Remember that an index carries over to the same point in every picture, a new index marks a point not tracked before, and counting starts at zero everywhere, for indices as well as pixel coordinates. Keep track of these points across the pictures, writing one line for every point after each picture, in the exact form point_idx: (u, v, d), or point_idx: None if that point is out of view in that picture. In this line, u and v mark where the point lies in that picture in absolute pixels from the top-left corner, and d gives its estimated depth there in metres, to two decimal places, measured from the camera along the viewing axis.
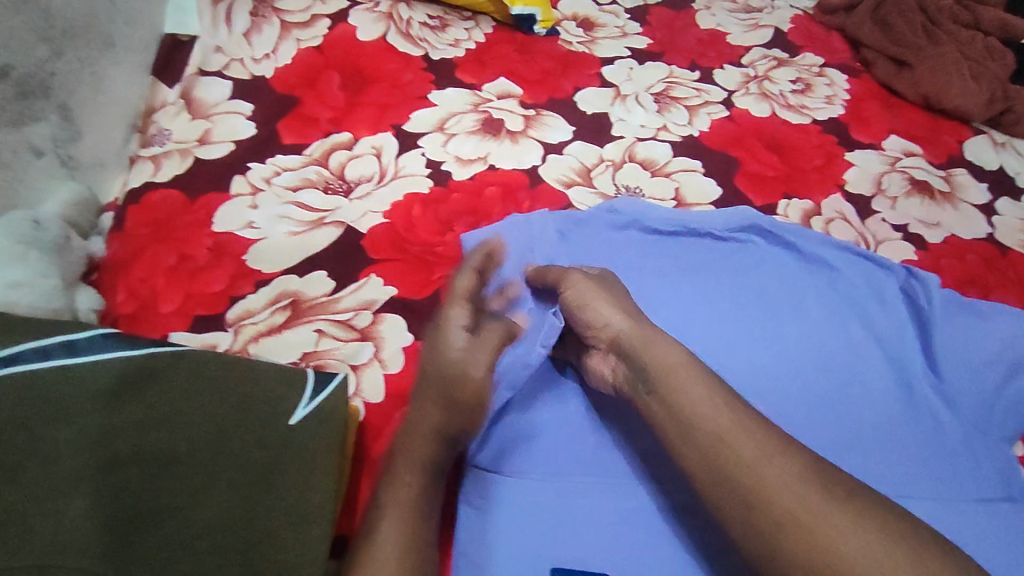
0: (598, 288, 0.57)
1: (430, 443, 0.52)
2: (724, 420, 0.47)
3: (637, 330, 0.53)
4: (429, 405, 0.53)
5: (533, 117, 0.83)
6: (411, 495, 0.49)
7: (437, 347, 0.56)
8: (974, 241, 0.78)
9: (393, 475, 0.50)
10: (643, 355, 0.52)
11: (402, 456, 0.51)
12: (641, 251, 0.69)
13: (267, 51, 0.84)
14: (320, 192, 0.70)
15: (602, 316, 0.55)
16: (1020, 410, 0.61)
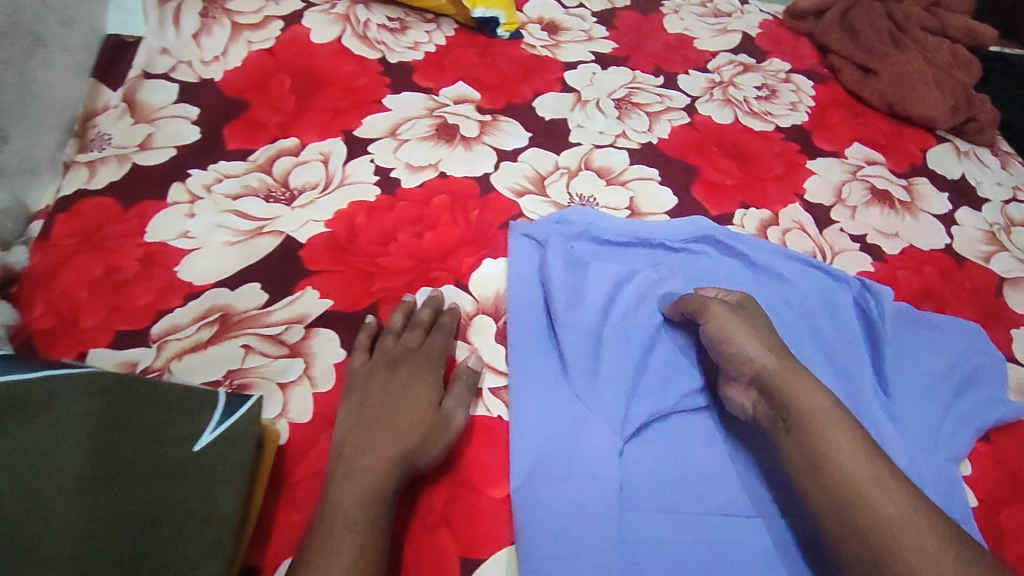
0: (737, 319, 0.58)
1: (384, 472, 0.48)
2: (854, 462, 0.47)
3: (789, 366, 0.54)
4: (389, 436, 0.51)
5: (489, 123, 0.82)
6: (359, 530, 0.45)
7: (405, 380, 0.56)
8: (932, 253, 0.77)
9: (342, 507, 0.46)
10: (788, 387, 0.52)
11: (348, 487, 0.47)
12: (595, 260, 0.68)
13: (216, 53, 0.81)
14: (260, 200, 0.68)
15: (744, 347, 0.56)
16: (967, 429, 0.60)
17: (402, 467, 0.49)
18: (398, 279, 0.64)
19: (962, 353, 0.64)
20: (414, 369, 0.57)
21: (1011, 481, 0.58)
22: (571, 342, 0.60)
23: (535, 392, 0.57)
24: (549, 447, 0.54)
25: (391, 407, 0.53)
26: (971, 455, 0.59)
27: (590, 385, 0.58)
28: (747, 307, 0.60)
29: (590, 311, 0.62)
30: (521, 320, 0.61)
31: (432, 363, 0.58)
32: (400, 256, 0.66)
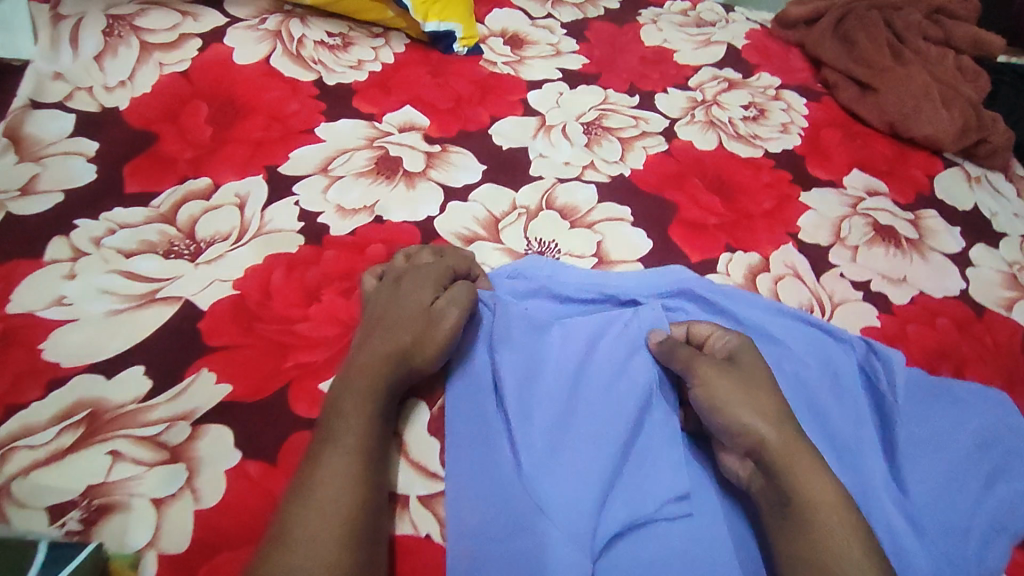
0: (734, 378, 0.51)
1: (380, 382, 0.47)
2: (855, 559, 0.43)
3: (789, 440, 0.48)
4: (386, 342, 0.50)
5: (437, 155, 0.71)
6: (357, 442, 0.44)
7: (406, 284, 0.54)
8: (946, 301, 0.67)
9: (341, 422, 0.45)
10: (787, 465, 0.46)
11: (344, 405, 0.46)
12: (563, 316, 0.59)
13: (121, 78, 0.71)
14: (158, 257, 0.57)
15: (740, 417, 0.49)
16: (999, 534, 0.50)
17: (398, 373, 0.49)
18: (315, 353, 0.51)
19: (987, 431, 0.54)
20: (418, 273, 0.55)
21: None
22: (538, 422, 0.50)
23: (494, 487, 0.48)
24: (504, 557, 0.45)
25: (390, 317, 0.52)
26: (1008, 567, 0.49)
27: (565, 472, 0.48)
28: (743, 357, 0.53)
29: (564, 382, 0.53)
30: (479, 397, 0.52)
31: (435, 270, 0.56)
32: (322, 322, 0.53)
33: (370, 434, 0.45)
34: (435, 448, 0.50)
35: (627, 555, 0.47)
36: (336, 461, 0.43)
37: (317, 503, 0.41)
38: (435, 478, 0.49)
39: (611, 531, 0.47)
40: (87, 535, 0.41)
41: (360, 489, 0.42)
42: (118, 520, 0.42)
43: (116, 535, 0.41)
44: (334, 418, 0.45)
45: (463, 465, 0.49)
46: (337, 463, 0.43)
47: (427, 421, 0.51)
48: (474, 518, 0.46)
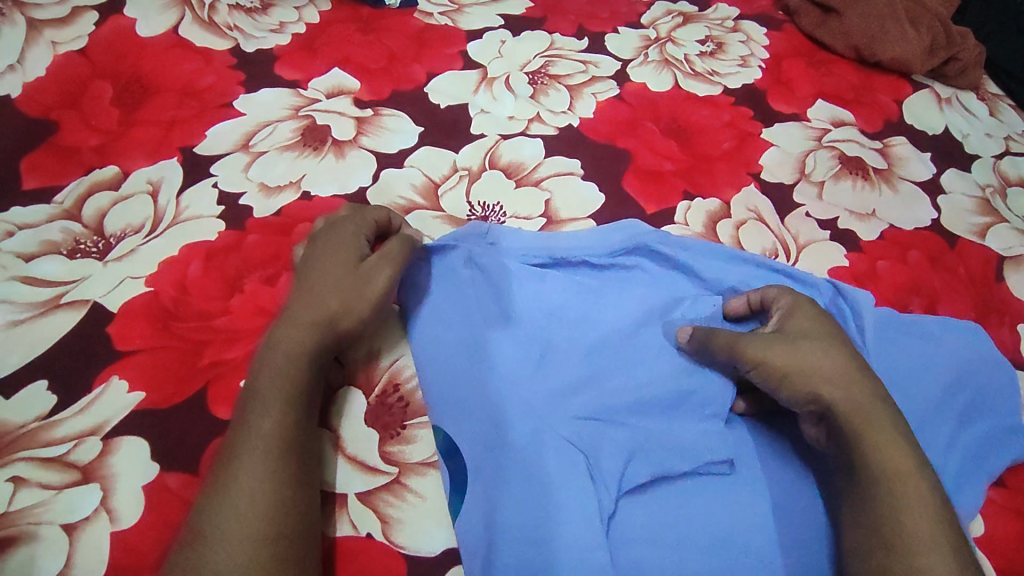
0: (788, 344, 0.47)
1: (302, 363, 0.43)
2: (919, 510, 0.40)
3: (860, 398, 0.44)
4: (304, 316, 0.45)
5: (369, 119, 0.65)
6: (275, 430, 0.40)
7: (323, 251, 0.50)
8: (916, 233, 0.63)
9: (256, 411, 0.41)
10: (858, 428, 0.43)
11: (258, 393, 0.42)
12: (563, 282, 0.55)
13: (11, 62, 0.64)
14: (63, 258, 0.52)
15: (813, 380, 0.45)
16: (974, 474, 0.48)
17: (320, 349, 0.45)
18: (237, 348, 0.48)
19: (958, 367, 0.51)
20: (333, 234, 0.51)
21: None
22: (551, 394, 0.49)
23: (521, 462, 0.46)
24: (528, 522, 0.44)
25: (310, 290, 0.47)
26: (982, 507, 0.47)
27: (583, 437, 0.47)
28: (799, 314, 0.49)
29: (575, 355, 0.51)
30: (486, 374, 0.50)
31: (354, 228, 0.51)
32: (244, 313, 0.50)
33: (287, 421, 0.41)
34: (374, 440, 0.47)
35: (650, 508, 0.47)
36: (253, 457, 0.39)
37: (233, 501, 0.37)
38: (376, 472, 0.46)
39: (633, 485, 0.46)
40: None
41: (273, 479, 0.38)
42: (24, 553, 0.39)
43: (24, 568, 0.39)
44: (246, 411, 0.41)
45: (476, 439, 0.47)
46: (252, 459, 0.38)
47: (364, 411, 0.48)
48: (489, 493, 0.46)
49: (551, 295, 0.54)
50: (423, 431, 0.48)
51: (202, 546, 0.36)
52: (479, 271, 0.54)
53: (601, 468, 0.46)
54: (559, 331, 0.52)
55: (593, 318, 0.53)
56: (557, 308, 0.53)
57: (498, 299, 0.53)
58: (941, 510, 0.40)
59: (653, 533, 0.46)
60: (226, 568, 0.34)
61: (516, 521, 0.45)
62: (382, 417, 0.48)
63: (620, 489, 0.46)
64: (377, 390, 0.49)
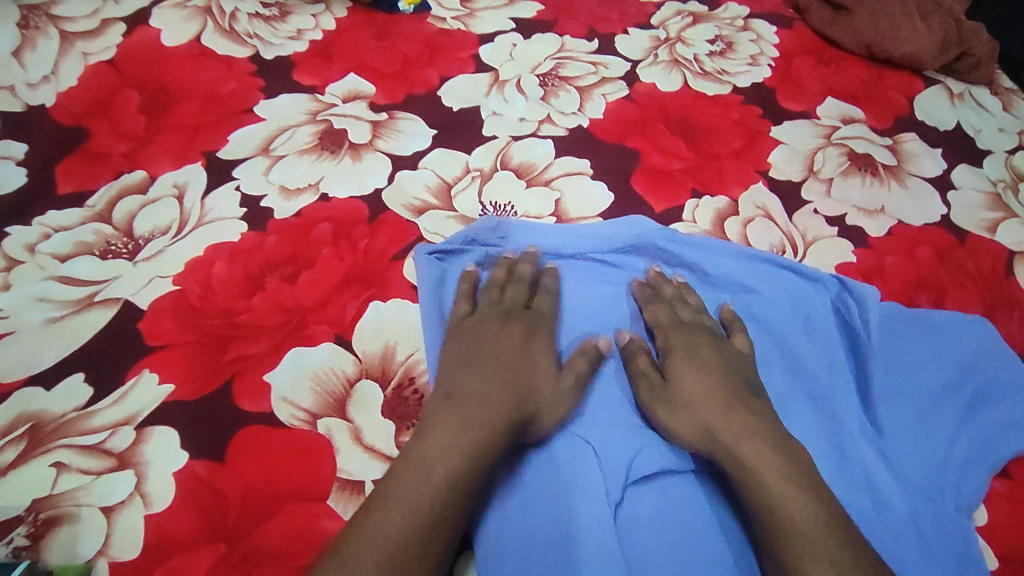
0: (666, 396, 0.50)
1: (470, 448, 0.44)
2: (803, 514, 0.41)
3: (719, 422, 0.47)
4: (487, 400, 0.47)
5: (384, 122, 0.67)
6: (427, 512, 0.40)
7: (489, 348, 0.51)
8: (925, 228, 0.64)
9: (416, 492, 0.41)
10: (730, 450, 0.45)
11: (416, 476, 0.42)
12: (570, 280, 0.57)
13: (45, 73, 0.67)
14: (96, 258, 0.55)
15: (684, 421, 0.48)
16: (980, 466, 0.47)
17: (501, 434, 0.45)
18: (258, 343, 0.50)
19: (963, 360, 0.52)
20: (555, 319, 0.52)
21: None
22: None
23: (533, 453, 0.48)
24: (538, 509, 0.46)
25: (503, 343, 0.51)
26: (987, 497, 0.47)
27: (591, 430, 0.49)
28: (674, 346, 0.52)
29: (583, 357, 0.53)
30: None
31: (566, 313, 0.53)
32: (266, 310, 0.52)
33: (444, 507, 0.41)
34: (390, 430, 0.48)
35: (657, 497, 0.47)
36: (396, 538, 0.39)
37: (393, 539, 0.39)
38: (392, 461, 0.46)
39: (641, 475, 0.48)
40: (34, 551, 0.41)
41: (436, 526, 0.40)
42: (65, 533, 0.42)
43: (64, 549, 0.41)
44: (410, 467, 0.42)
45: None
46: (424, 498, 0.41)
47: (380, 402, 0.49)
48: (503, 483, 0.47)
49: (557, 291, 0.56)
50: None
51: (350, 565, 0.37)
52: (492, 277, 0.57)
53: (609, 458, 0.48)
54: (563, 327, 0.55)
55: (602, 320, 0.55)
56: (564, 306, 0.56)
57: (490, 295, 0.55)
58: (826, 507, 0.41)
59: (659, 522, 0.46)
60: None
61: (528, 512, 0.46)
62: (398, 409, 0.49)
63: (626, 479, 0.47)
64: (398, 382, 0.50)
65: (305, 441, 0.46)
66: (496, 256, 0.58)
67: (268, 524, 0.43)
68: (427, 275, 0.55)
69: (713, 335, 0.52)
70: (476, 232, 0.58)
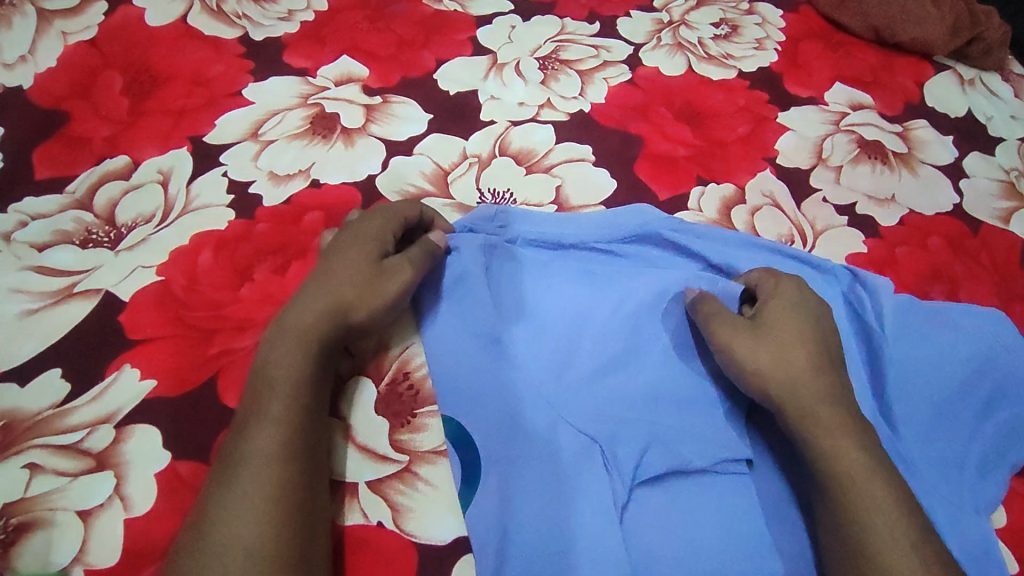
0: (761, 336, 0.47)
1: (312, 344, 0.43)
2: (877, 496, 0.40)
3: (811, 377, 0.45)
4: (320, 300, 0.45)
5: (378, 106, 0.65)
6: (285, 417, 0.40)
7: (333, 248, 0.49)
8: (937, 218, 0.62)
9: (265, 397, 0.41)
10: (808, 412, 0.44)
11: (271, 379, 0.41)
12: (575, 267, 0.54)
13: (22, 53, 0.64)
14: (75, 247, 0.52)
15: (776, 364, 0.46)
16: (996, 468, 0.46)
17: (338, 328, 0.45)
18: (246, 337, 0.48)
19: (982, 358, 0.50)
20: (356, 228, 0.50)
21: None
22: (576, 387, 0.49)
23: (538, 452, 0.46)
24: (544, 511, 0.44)
25: (329, 277, 0.47)
26: (1005, 499, 0.45)
27: (599, 425, 0.47)
28: (785, 292, 0.49)
29: (591, 348, 0.51)
30: (506, 365, 0.49)
31: (374, 222, 0.50)
32: (254, 302, 0.50)
33: (297, 407, 0.41)
34: (384, 429, 0.47)
35: (663, 499, 0.46)
36: (259, 449, 0.39)
37: (239, 483, 0.37)
38: (386, 460, 0.46)
39: (648, 476, 0.46)
40: (7, 557, 0.39)
41: (283, 465, 0.38)
42: (41, 538, 0.40)
43: (41, 553, 0.39)
44: (256, 406, 0.40)
45: (485, 425, 0.47)
46: (260, 442, 0.39)
47: (374, 400, 0.48)
48: (504, 483, 0.45)
49: (561, 278, 0.54)
50: (433, 419, 0.47)
51: (212, 518, 0.36)
52: (492, 264, 0.53)
53: (616, 460, 0.46)
54: (568, 311, 0.52)
55: (600, 303, 0.53)
56: (569, 292, 0.53)
57: (488, 279, 0.53)
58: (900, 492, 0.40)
59: (666, 524, 0.45)
60: (238, 534, 0.35)
61: (532, 516, 0.44)
62: (392, 406, 0.48)
63: (634, 480, 0.45)
64: (395, 376, 0.49)
65: None
66: (498, 245, 0.54)
67: None
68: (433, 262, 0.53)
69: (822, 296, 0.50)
70: (475, 218, 0.55)
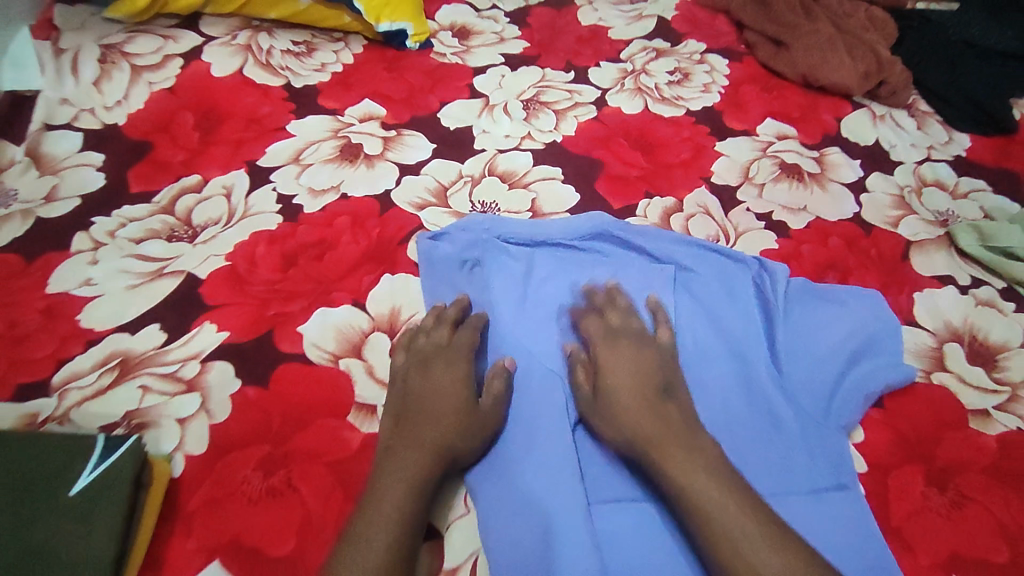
0: (596, 407, 0.58)
1: (418, 488, 0.50)
2: (731, 519, 0.48)
3: (651, 429, 0.54)
4: (422, 442, 0.53)
5: (393, 138, 0.82)
6: (384, 544, 0.47)
7: (422, 389, 0.57)
8: (838, 223, 0.77)
9: (371, 517, 0.48)
10: (652, 450, 0.54)
11: (378, 508, 0.49)
12: (545, 257, 0.69)
13: (117, 98, 0.82)
14: (163, 241, 0.69)
15: (613, 427, 0.56)
16: (858, 397, 0.60)
17: (442, 466, 0.53)
18: (293, 305, 0.64)
19: (859, 323, 0.64)
20: (441, 364, 0.59)
21: (900, 445, 0.58)
22: (544, 342, 0.63)
23: (524, 405, 0.59)
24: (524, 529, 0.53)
25: (422, 413, 0.55)
26: (863, 421, 0.59)
27: (563, 369, 0.62)
28: (602, 358, 0.60)
29: (534, 386, 0.60)
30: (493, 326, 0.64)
31: (460, 363, 0.59)
32: (298, 281, 0.66)
33: (398, 536, 0.48)
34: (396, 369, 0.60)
35: None
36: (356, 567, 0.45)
37: None
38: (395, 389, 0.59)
39: None
40: None
41: None
42: (151, 435, 0.55)
43: (152, 444, 0.54)
44: (360, 525, 0.48)
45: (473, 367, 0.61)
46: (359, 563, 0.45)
47: (388, 348, 0.61)
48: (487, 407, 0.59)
49: (538, 268, 0.68)
50: None
51: None
52: (481, 254, 0.69)
53: (574, 391, 0.60)
54: (544, 288, 0.67)
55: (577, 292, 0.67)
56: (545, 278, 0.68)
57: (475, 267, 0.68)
58: (758, 510, 0.49)
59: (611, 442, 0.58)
60: None
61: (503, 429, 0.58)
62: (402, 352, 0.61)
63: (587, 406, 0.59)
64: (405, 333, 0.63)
65: (328, 376, 0.59)
66: (484, 239, 0.69)
67: (302, 432, 0.55)
68: (437, 253, 0.68)
69: (638, 337, 0.61)
70: (468, 222, 0.71)
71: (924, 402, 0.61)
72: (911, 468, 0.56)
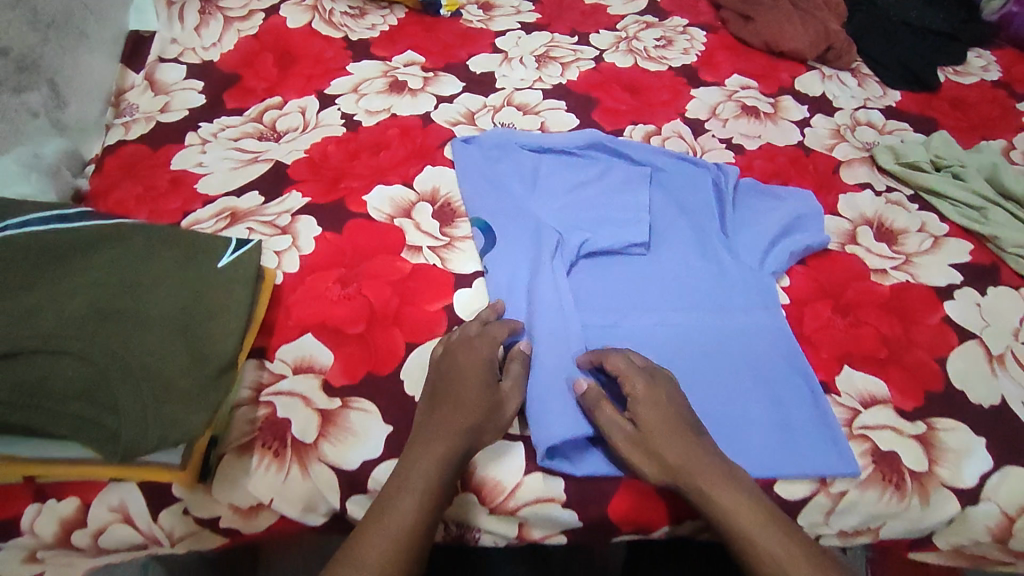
0: (640, 444, 0.62)
1: (444, 470, 0.58)
2: (744, 519, 0.57)
3: (686, 454, 0.60)
4: (452, 421, 0.61)
5: (431, 78, 1.02)
6: (413, 516, 0.56)
7: (451, 371, 0.64)
8: (785, 147, 0.97)
9: (402, 493, 0.57)
10: (691, 479, 0.60)
11: (411, 480, 0.57)
12: (549, 158, 0.88)
13: (213, 41, 1.04)
14: (255, 140, 0.90)
15: (649, 456, 0.61)
16: (786, 255, 0.79)
17: (471, 440, 0.61)
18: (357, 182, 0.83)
19: (793, 207, 0.83)
20: (467, 352, 0.65)
21: (816, 288, 0.77)
22: (548, 211, 0.82)
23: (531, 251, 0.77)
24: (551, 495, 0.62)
25: (449, 397, 0.62)
26: (788, 273, 0.79)
27: (562, 229, 0.80)
28: (639, 393, 0.63)
29: (543, 339, 0.70)
30: (508, 200, 0.82)
31: (483, 350, 0.65)
32: (361, 169, 0.86)
33: (423, 510, 0.56)
34: (437, 226, 0.80)
35: (595, 265, 0.78)
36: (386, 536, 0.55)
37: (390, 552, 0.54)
38: (436, 239, 0.79)
39: (590, 252, 0.78)
40: None
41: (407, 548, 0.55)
42: None
43: None
44: (398, 502, 0.56)
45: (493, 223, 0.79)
46: (394, 532, 0.55)
47: (431, 213, 0.81)
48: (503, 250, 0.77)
49: (544, 166, 0.86)
50: (464, 224, 0.81)
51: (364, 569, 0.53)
52: (499, 152, 0.87)
53: (568, 242, 0.78)
54: (549, 178, 0.85)
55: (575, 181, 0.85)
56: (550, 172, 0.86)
57: (495, 163, 0.86)
58: (766, 510, 0.58)
59: (595, 277, 0.77)
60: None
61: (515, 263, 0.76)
62: (441, 216, 0.81)
63: (579, 254, 0.78)
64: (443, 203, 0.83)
65: (384, 228, 0.78)
66: (502, 144, 0.88)
67: (370, 261, 0.75)
68: (465, 153, 0.87)
69: (669, 383, 0.65)
70: (490, 133, 0.89)
71: (836, 262, 0.80)
72: (822, 303, 0.76)
